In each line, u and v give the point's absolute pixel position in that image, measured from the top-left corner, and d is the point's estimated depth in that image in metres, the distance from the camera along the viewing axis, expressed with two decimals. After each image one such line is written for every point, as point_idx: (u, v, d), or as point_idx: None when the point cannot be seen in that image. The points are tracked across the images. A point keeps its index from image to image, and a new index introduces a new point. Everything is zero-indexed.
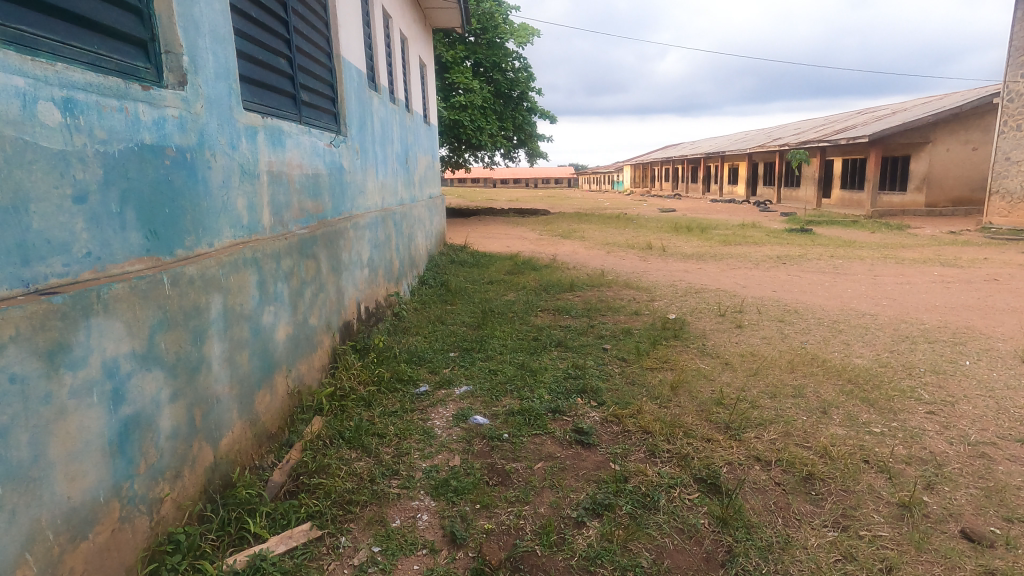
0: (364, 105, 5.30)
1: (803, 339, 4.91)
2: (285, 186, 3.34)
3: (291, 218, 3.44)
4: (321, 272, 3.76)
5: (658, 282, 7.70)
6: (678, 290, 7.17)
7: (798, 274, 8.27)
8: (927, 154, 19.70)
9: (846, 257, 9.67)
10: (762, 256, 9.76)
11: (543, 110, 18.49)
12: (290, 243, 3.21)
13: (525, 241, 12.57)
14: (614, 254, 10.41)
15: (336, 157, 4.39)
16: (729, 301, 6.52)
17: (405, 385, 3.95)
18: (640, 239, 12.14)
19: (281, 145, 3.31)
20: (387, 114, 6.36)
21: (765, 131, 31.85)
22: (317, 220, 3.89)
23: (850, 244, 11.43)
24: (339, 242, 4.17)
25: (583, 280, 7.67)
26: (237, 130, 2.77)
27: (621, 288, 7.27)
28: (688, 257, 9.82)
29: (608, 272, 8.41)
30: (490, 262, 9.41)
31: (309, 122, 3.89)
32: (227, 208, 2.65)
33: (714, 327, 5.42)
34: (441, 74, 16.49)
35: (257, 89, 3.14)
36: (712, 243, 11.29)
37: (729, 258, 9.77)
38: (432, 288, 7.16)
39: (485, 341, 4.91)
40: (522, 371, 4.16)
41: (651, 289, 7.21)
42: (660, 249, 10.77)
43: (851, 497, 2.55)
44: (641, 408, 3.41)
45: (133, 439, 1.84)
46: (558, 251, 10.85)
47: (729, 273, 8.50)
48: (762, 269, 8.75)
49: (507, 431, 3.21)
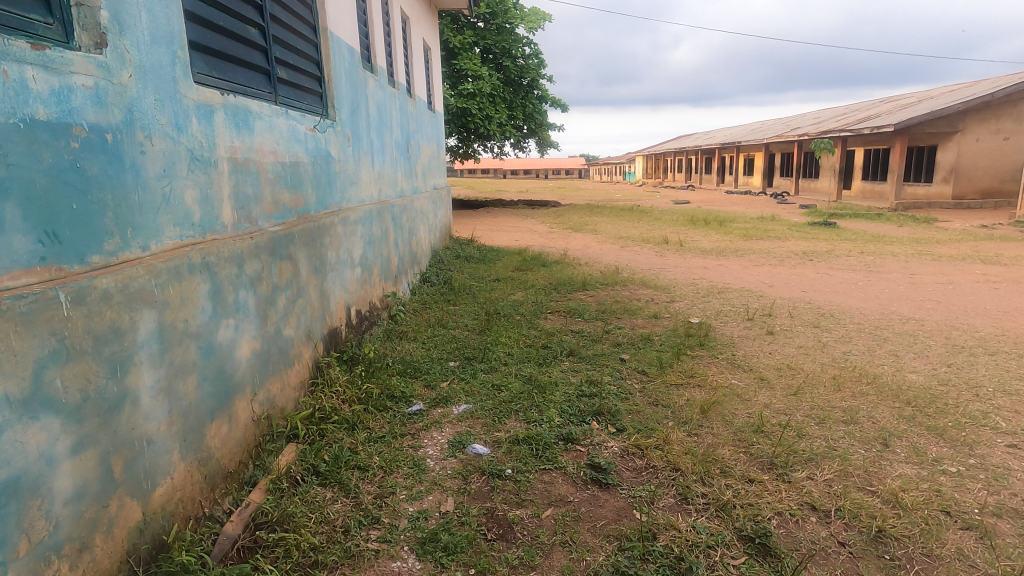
0: (357, 88, 4.78)
1: (845, 350, 4.37)
2: (253, 176, 2.86)
3: (262, 213, 2.96)
4: (299, 275, 3.28)
5: (677, 281, 7.16)
6: (699, 290, 6.63)
7: (828, 272, 7.69)
8: (955, 144, 18.87)
9: (878, 253, 9.05)
10: (787, 252, 9.19)
11: (555, 98, 17.86)
12: (257, 243, 2.74)
13: (535, 234, 12.06)
14: (628, 250, 9.87)
15: (322, 143, 3.89)
16: (756, 304, 5.97)
17: (396, 403, 3.48)
18: (654, 233, 11.57)
19: (247, 128, 2.82)
20: (385, 97, 5.85)
21: (783, 120, 30.94)
22: (296, 214, 3.41)
23: (880, 238, 10.82)
24: (323, 240, 3.69)
25: (595, 279, 7.15)
26: (185, 109, 2.28)
27: (637, 287, 6.75)
28: (707, 253, 9.26)
29: (622, 269, 7.89)
30: (497, 257, 8.93)
31: (286, 102, 3.39)
32: (170, 202, 2.18)
33: (743, 333, 4.90)
34: (449, 61, 15.92)
35: (218, 61, 2.65)
36: (732, 237, 10.71)
37: (751, 253, 9.22)
38: (435, 286, 6.69)
39: (488, 350, 4.44)
40: (530, 387, 3.68)
41: (670, 289, 6.67)
42: (677, 244, 10.22)
43: (937, 566, 2.05)
44: (667, 437, 2.91)
45: (6, 513, 1.38)
46: (570, 245, 10.33)
47: (753, 270, 7.95)
48: (787, 267, 8.16)
49: (510, 466, 2.73)
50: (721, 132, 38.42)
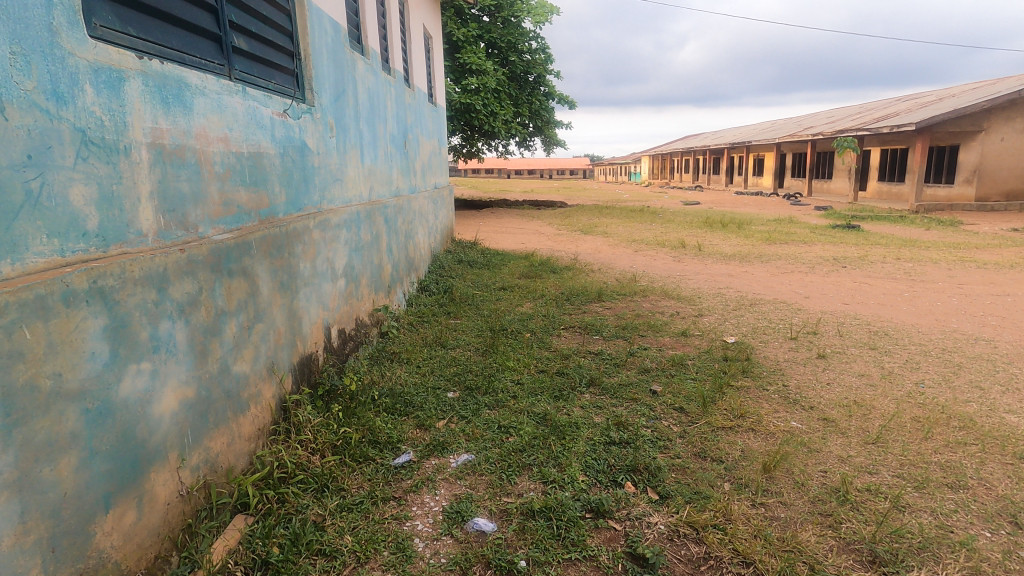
0: (342, 71, 4.12)
1: (918, 380, 3.68)
2: (190, 168, 2.19)
3: (204, 216, 2.29)
4: (259, 294, 2.61)
5: (702, 291, 6.48)
6: (728, 302, 5.95)
7: (866, 282, 7.00)
8: (979, 143, 18.12)
9: (916, 259, 8.34)
10: (816, 258, 8.49)
11: (563, 95, 17.20)
12: (191, 257, 2.07)
13: (542, 236, 11.38)
14: (643, 254, 9.20)
15: (294, 132, 3.22)
16: (796, 319, 5.28)
17: (380, 452, 2.82)
18: (670, 236, 10.90)
19: (182, 105, 2.15)
20: (379, 84, 5.19)
21: (794, 120, 30.19)
22: (256, 218, 2.73)
23: (912, 242, 10.11)
24: (293, 249, 3.02)
25: (611, 288, 6.48)
26: (69, 72, 1.62)
27: (658, 298, 6.08)
28: (730, 259, 8.57)
29: (639, 276, 7.21)
30: (503, 263, 8.26)
31: (246, 78, 2.73)
32: (42, 203, 1.52)
33: (790, 357, 4.21)
34: (452, 55, 15.26)
35: (138, 16, 1.99)
36: (753, 241, 10.02)
37: (777, 259, 8.52)
38: (434, 296, 6.03)
39: (494, 378, 3.77)
40: (545, 430, 3.01)
41: (695, 301, 5.99)
42: (695, 248, 9.54)
43: None
44: (728, 510, 2.24)
45: None
46: (580, 249, 9.65)
47: (783, 279, 7.26)
48: (820, 275, 7.47)
49: (524, 554, 2.07)
50: (730, 132, 37.64)
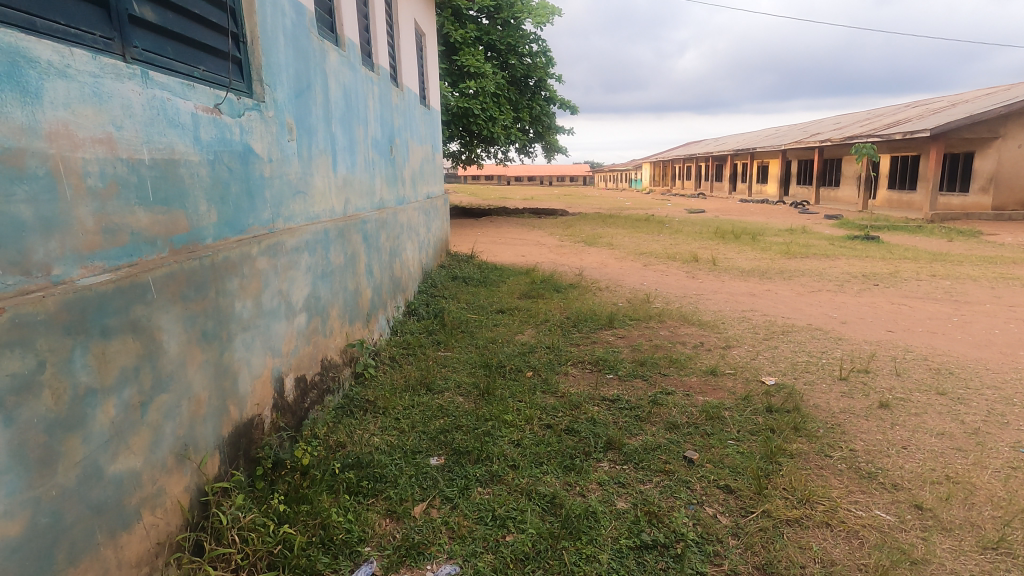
0: (307, 62, 3.43)
1: (1015, 443, 2.97)
2: (35, 182, 1.49)
3: (66, 252, 1.59)
4: (163, 354, 1.90)
5: (724, 315, 5.78)
6: (757, 329, 5.24)
7: (906, 303, 6.29)
8: (995, 151, 17.49)
9: (953, 276, 7.64)
10: (842, 274, 7.80)
11: (564, 100, 16.58)
12: (20, 320, 1.36)
13: (543, 248, 10.70)
14: (653, 269, 8.49)
15: (233, 134, 2.52)
16: (840, 353, 4.56)
17: (332, 561, 2.11)
18: (679, 248, 10.20)
19: (21, 89, 1.46)
20: (358, 80, 4.49)
21: (800, 126, 29.60)
22: (164, 249, 2.02)
23: (941, 255, 9.41)
24: (225, 286, 2.31)
25: (623, 311, 5.76)
26: None
27: (677, 324, 5.35)
28: (749, 275, 7.88)
29: (653, 297, 6.50)
30: (501, 279, 7.55)
31: (152, 59, 2.03)
32: None
33: (847, 406, 3.50)
34: (449, 58, 14.61)
35: None
36: (772, 254, 9.33)
37: (800, 275, 7.83)
38: (423, 322, 5.32)
39: (490, 437, 3.06)
40: (554, 524, 2.29)
41: (719, 328, 5.27)
42: (709, 262, 8.85)
43: None
44: None
45: None
46: (585, 263, 8.96)
47: (812, 299, 6.56)
48: (851, 295, 6.76)
49: None
50: (733, 139, 37.05)
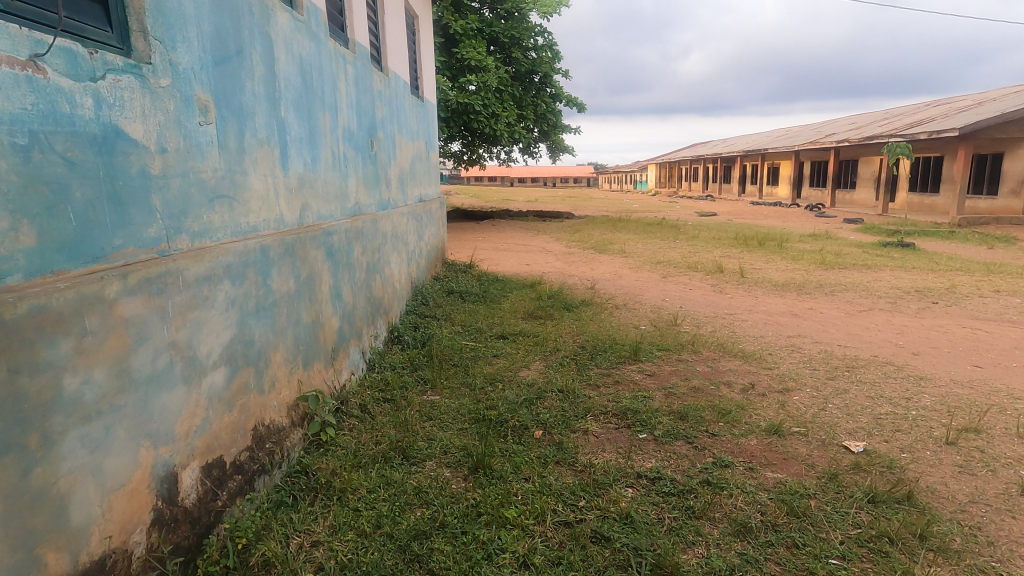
0: (236, 18, 2.50)
1: None
2: None
3: None
4: None
5: (770, 344, 4.83)
6: (816, 364, 4.28)
7: (980, 327, 5.33)
8: None
9: (1020, 292, 6.68)
10: (892, 289, 6.83)
11: (571, 97, 15.65)
12: None
13: (550, 256, 9.77)
14: (674, 282, 7.52)
15: (74, 107, 1.60)
16: (931, 401, 3.60)
17: None
18: (700, 257, 9.23)
19: None
20: (322, 54, 3.57)
21: (813, 126, 28.60)
22: None
23: (994, 266, 8.44)
24: (37, 359, 1.38)
25: (648, 338, 4.81)
26: None
27: (716, 357, 4.40)
28: (784, 290, 6.94)
29: (681, 318, 5.55)
30: (503, 294, 6.62)
31: None
32: None
33: (977, 491, 2.55)
34: (449, 50, 13.69)
35: None
36: (805, 264, 8.38)
37: (844, 290, 6.87)
38: (408, 354, 4.39)
39: (483, 554, 2.12)
40: None
41: (769, 363, 4.31)
42: (736, 273, 7.90)
43: None
44: None
45: None
46: (597, 275, 8.02)
47: (866, 322, 5.61)
48: (911, 317, 5.78)
49: None
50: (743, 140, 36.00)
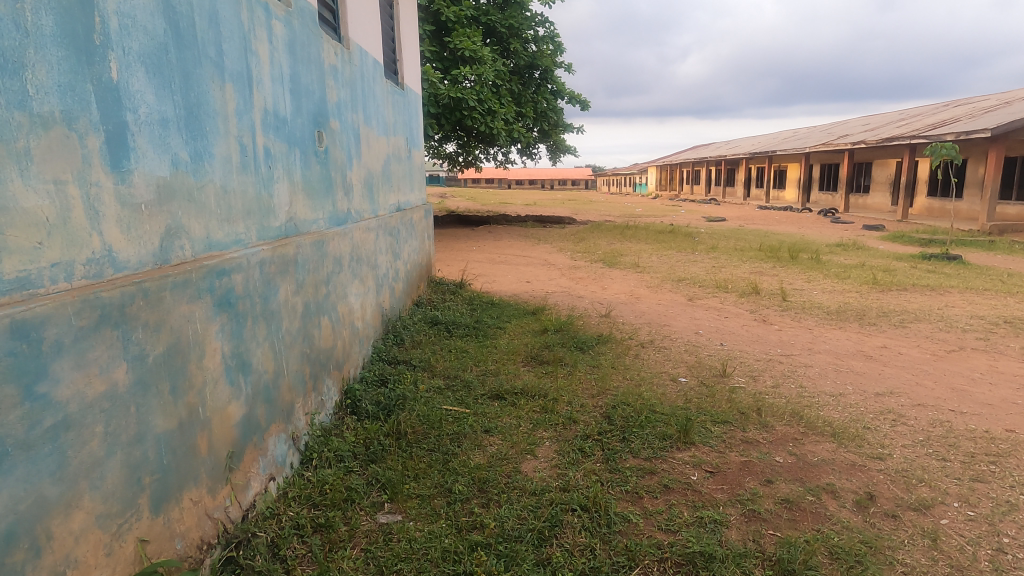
0: None
1: None
2: None
3: None
4: None
5: (860, 410, 3.56)
6: (943, 451, 3.01)
7: None
8: None
9: None
10: (976, 320, 5.57)
11: (574, 94, 14.41)
12: None
13: (553, 271, 8.50)
14: (704, 308, 6.25)
15: None
16: None
17: None
18: (728, 274, 7.95)
19: None
20: None
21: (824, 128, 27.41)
22: None
23: None
24: None
25: (695, 404, 3.52)
26: None
27: (798, 439, 3.12)
28: (843, 321, 5.67)
29: (729, 367, 4.27)
30: (501, 326, 5.34)
31: None
32: None
33: None
34: (440, 39, 12.40)
35: None
36: (855, 285, 7.11)
37: (917, 321, 5.61)
38: (365, 432, 3.11)
39: None
40: None
41: (875, 448, 3.03)
42: (776, 296, 6.63)
43: None
44: None
45: None
46: (610, 297, 6.75)
47: (969, 371, 4.34)
48: (1021, 362, 4.51)
49: None
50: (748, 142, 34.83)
